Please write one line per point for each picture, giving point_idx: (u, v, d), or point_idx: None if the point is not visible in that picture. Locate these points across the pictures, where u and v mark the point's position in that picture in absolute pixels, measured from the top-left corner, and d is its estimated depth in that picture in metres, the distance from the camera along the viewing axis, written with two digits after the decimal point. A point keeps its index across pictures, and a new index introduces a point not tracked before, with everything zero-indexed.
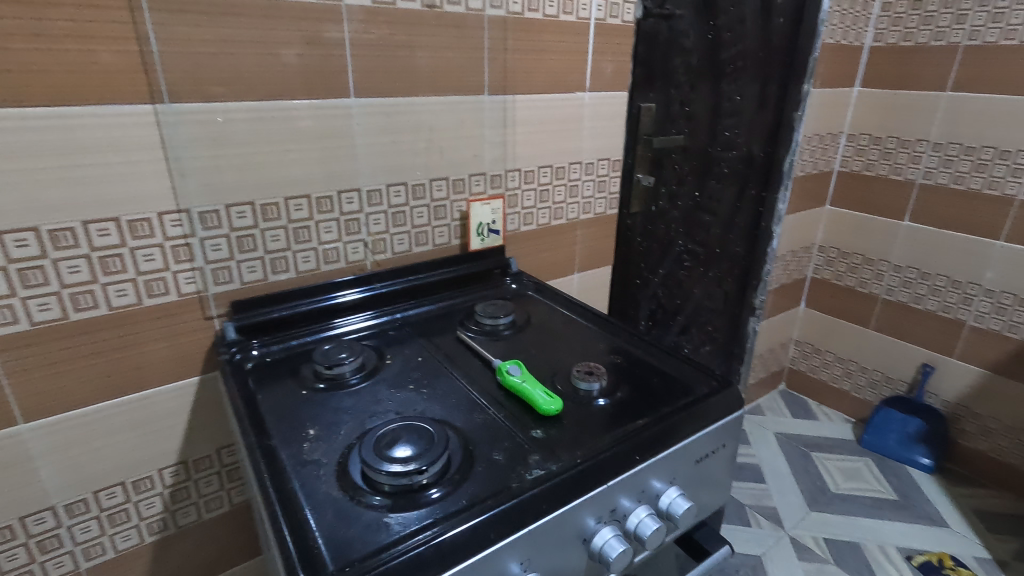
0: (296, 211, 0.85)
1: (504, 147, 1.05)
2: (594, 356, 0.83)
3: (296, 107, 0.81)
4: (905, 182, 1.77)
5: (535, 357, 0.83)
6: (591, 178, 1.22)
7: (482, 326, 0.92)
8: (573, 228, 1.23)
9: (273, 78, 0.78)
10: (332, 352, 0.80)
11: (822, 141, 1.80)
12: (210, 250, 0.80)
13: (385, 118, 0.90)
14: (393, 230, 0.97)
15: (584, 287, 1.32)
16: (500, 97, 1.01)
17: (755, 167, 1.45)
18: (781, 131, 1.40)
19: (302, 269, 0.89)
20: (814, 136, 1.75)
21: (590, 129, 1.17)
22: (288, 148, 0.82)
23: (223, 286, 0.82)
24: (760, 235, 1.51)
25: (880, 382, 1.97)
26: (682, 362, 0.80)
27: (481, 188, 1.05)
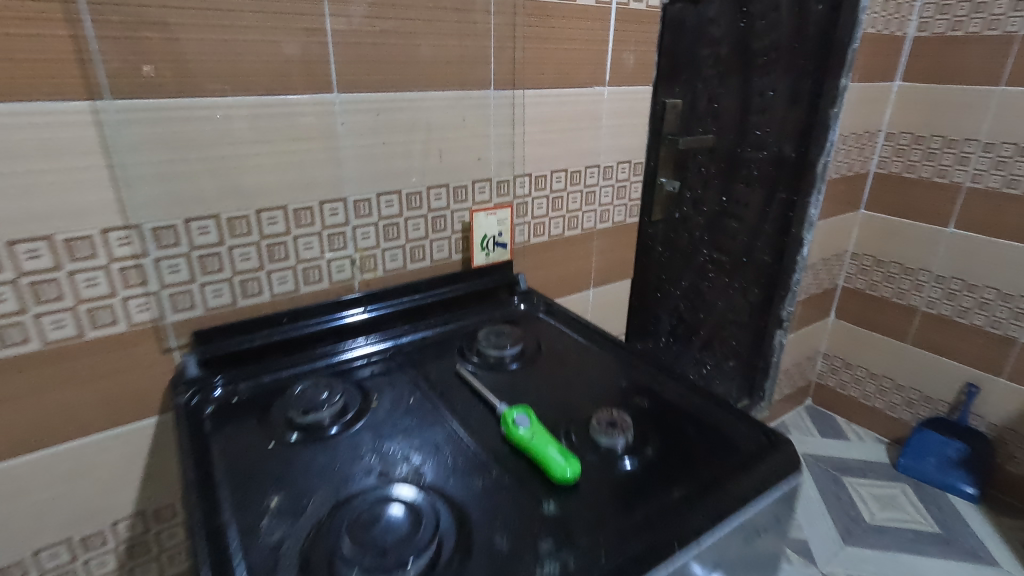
0: (270, 225, 0.73)
1: (512, 150, 0.92)
2: (616, 400, 0.70)
3: (269, 103, 0.68)
4: (951, 185, 1.62)
5: (546, 398, 0.71)
6: (609, 183, 1.08)
7: (486, 357, 0.80)
8: (589, 239, 1.10)
9: (240, 69, 0.65)
10: (309, 393, 0.68)
11: (858, 140, 1.66)
12: (165, 272, 0.68)
13: (374, 117, 0.77)
14: (384, 245, 0.84)
15: (600, 304, 1.19)
16: (508, 91, 0.88)
17: (786, 167, 1.33)
18: (814, 128, 1.28)
19: (278, 291, 0.77)
20: (850, 135, 1.61)
21: (609, 129, 1.03)
22: (259, 151, 0.70)
23: (184, 313, 0.71)
24: (790, 242, 1.41)
25: (917, 401, 1.83)
26: (722, 408, 0.67)
27: (486, 196, 0.92)
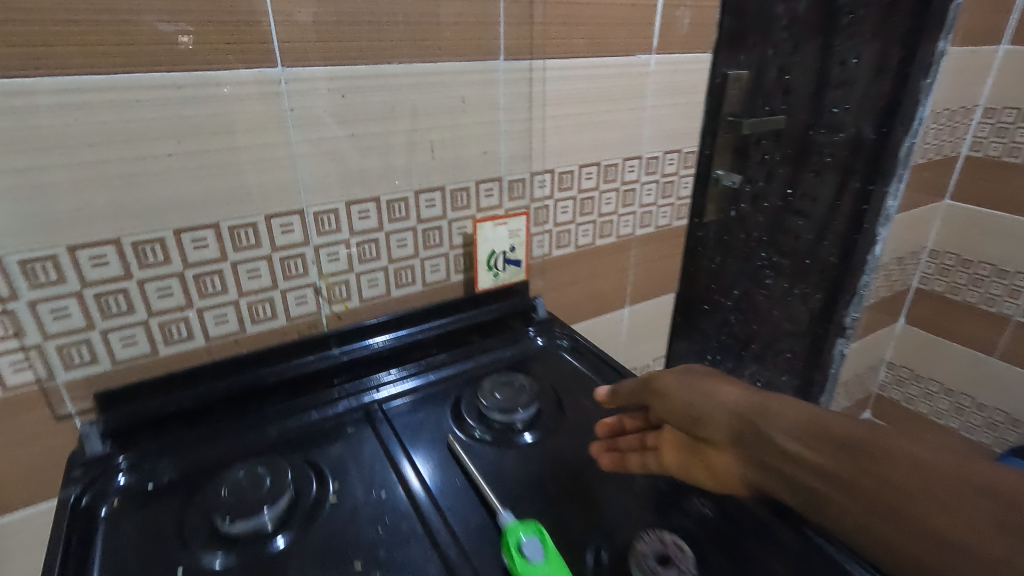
0: (196, 250, 0.54)
1: (529, 140, 0.70)
2: (664, 506, 0.50)
3: (179, 84, 0.49)
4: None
5: (568, 498, 0.51)
6: (653, 179, 0.86)
7: (491, 423, 0.60)
8: (626, 247, 0.88)
9: (139, 35, 0.46)
10: (244, 484, 0.50)
11: (951, 118, 1.37)
12: (48, 318, 0.50)
13: (337, 100, 0.56)
14: (360, 269, 0.64)
15: (636, 324, 0.98)
16: (524, 62, 0.65)
17: (863, 153, 1.03)
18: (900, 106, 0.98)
19: (215, 333, 0.58)
20: (943, 111, 1.33)
21: (655, 110, 0.80)
22: (170, 151, 0.50)
23: (82, 369, 0.53)
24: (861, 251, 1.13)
25: (1002, 424, 1.58)
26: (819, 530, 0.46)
27: (495, 201, 0.71)
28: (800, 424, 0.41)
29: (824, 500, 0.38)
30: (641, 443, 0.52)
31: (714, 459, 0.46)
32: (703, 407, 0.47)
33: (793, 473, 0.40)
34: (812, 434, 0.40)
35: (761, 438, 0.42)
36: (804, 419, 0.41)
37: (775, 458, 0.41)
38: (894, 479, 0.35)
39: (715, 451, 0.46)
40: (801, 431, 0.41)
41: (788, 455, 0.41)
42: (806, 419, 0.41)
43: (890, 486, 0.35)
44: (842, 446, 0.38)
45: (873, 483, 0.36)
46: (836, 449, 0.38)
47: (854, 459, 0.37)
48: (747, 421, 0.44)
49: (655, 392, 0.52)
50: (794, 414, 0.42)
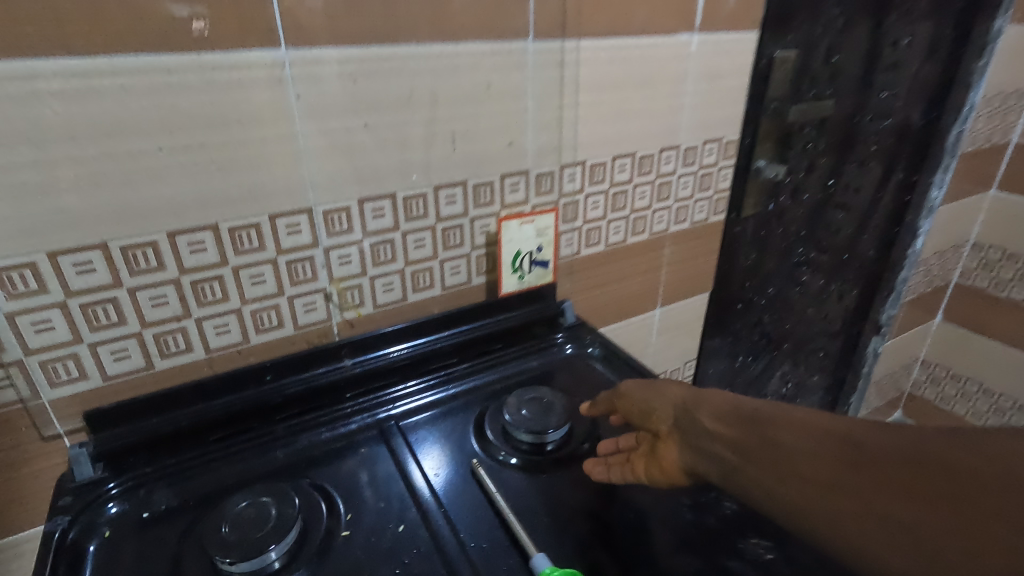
0: (192, 254, 0.49)
1: (559, 130, 0.63)
2: (717, 548, 0.45)
3: (170, 69, 0.43)
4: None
5: (608, 538, 0.45)
6: (690, 171, 0.79)
7: (517, 444, 0.55)
8: (659, 245, 0.82)
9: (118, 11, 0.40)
10: (247, 518, 0.45)
11: (1004, 102, 1.27)
12: (29, 331, 0.45)
13: (348, 86, 0.50)
14: (373, 272, 0.59)
15: (667, 326, 0.92)
16: (555, 42, 0.58)
17: (908, 140, 1.04)
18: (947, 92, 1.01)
19: (216, 345, 0.53)
20: (997, 95, 1.22)
21: (695, 95, 0.73)
22: (161, 145, 0.44)
23: (69, 385, 0.48)
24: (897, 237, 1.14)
25: None
26: None
27: (522, 196, 0.64)
28: (716, 409, 0.47)
29: (734, 469, 0.43)
30: (626, 458, 0.50)
31: (665, 452, 0.48)
32: (649, 401, 0.52)
33: (712, 449, 0.45)
34: (731, 416, 0.46)
35: (689, 422, 0.48)
36: (722, 403, 0.48)
37: (700, 439, 0.47)
38: (785, 444, 0.41)
39: (664, 443, 0.49)
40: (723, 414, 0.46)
41: (710, 433, 0.46)
42: (723, 404, 0.47)
43: (782, 451, 0.41)
44: (748, 421, 0.44)
45: (769, 447, 0.42)
46: (743, 424, 0.44)
47: (755, 429, 0.43)
48: (684, 412, 0.49)
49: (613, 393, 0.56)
50: (714, 401, 0.48)
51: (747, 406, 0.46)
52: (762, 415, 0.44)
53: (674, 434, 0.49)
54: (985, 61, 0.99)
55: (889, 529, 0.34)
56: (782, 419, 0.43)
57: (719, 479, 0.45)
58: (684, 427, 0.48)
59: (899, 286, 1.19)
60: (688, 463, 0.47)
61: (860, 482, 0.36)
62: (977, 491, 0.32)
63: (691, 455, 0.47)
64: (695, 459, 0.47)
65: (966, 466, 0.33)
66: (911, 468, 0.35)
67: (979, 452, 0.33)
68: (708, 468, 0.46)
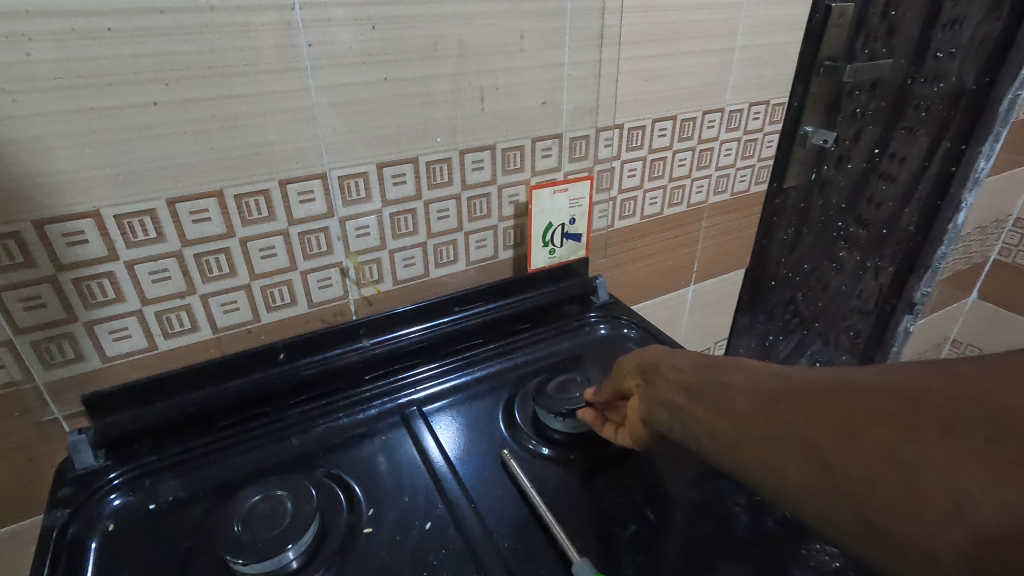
0: (196, 224, 0.44)
1: (598, 88, 0.57)
2: (777, 556, 0.40)
3: (163, 10, 0.37)
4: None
5: (656, 542, 0.41)
6: (734, 137, 0.72)
7: (548, 432, 0.51)
8: (697, 217, 0.76)
9: None
10: (262, 513, 0.41)
11: None
12: (18, 309, 0.40)
13: (368, 34, 0.44)
14: (393, 245, 0.54)
15: (700, 304, 0.87)
16: None
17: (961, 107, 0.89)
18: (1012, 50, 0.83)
19: (225, 323, 0.49)
20: None
21: (745, 51, 0.66)
22: (156, 100, 0.39)
23: (65, 368, 0.44)
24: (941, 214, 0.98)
25: None
26: None
27: (554, 163, 0.59)
28: (678, 360, 0.46)
29: (683, 413, 0.42)
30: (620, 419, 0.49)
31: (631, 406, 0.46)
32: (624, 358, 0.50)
33: (666, 395, 0.44)
34: (692, 367, 0.44)
35: (652, 374, 0.46)
36: (687, 356, 0.46)
37: (658, 387, 0.45)
38: (735, 389, 0.40)
39: (632, 399, 0.47)
40: (685, 364, 0.45)
41: (667, 384, 0.44)
42: (689, 357, 0.45)
43: (729, 395, 0.39)
44: (707, 370, 0.43)
45: (716, 391, 0.40)
46: (699, 370, 0.43)
47: (709, 374, 0.42)
48: (650, 364, 0.47)
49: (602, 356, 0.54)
50: (679, 355, 0.46)
51: (710, 358, 0.44)
52: (720, 364, 0.43)
53: (642, 388, 0.46)
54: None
55: (809, 457, 0.33)
56: (737, 368, 0.41)
57: (670, 421, 0.43)
58: (650, 381, 0.46)
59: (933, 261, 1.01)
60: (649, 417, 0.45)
61: (791, 414, 0.35)
62: (890, 417, 0.31)
63: (650, 408, 0.45)
64: (653, 410, 0.44)
65: (892, 395, 0.32)
66: (848, 403, 0.33)
67: (905, 382, 0.32)
68: (660, 417, 0.44)
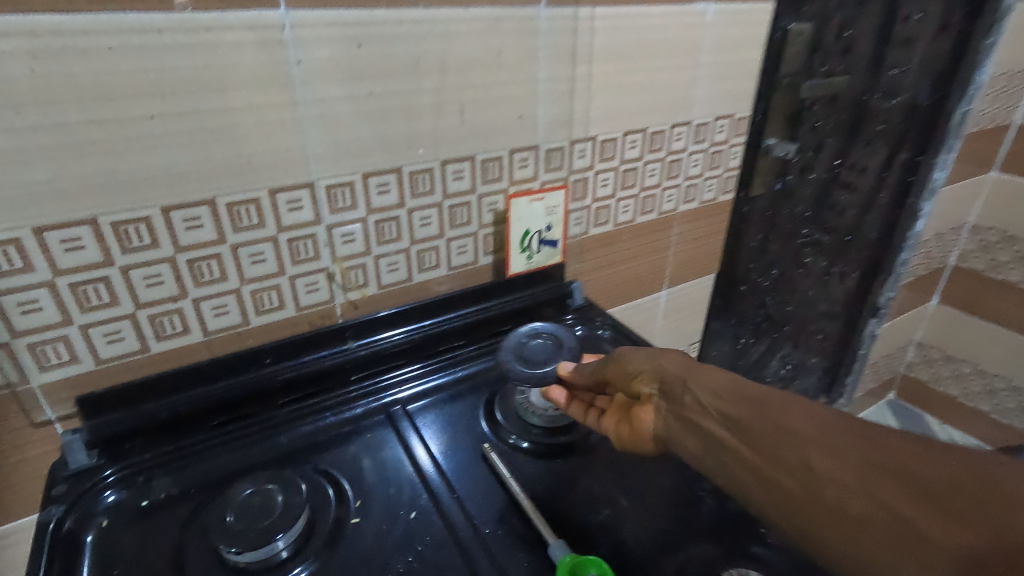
0: (188, 230, 0.46)
1: (571, 102, 0.61)
2: (740, 535, 0.43)
3: (160, 29, 0.40)
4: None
5: (627, 524, 0.44)
6: (701, 149, 0.76)
7: (527, 427, 0.53)
8: (668, 224, 0.80)
9: None
10: (254, 506, 0.43)
11: None
12: (16, 313, 0.42)
13: (353, 51, 0.47)
14: (378, 251, 0.56)
15: (672, 308, 0.91)
16: (568, 8, 0.55)
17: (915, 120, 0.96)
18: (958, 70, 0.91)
19: (215, 326, 0.51)
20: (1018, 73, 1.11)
21: (710, 68, 0.70)
22: (153, 113, 0.41)
23: (60, 369, 0.45)
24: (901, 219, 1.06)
25: None
26: None
27: (531, 173, 0.62)
28: (715, 380, 0.41)
29: (719, 446, 0.38)
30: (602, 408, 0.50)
31: (642, 418, 0.45)
32: (639, 358, 0.46)
33: (702, 423, 0.40)
34: (730, 390, 0.40)
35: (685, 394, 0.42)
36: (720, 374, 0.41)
37: (694, 413, 0.40)
38: (785, 427, 0.35)
39: (642, 408, 0.45)
40: (721, 385, 0.40)
41: (698, 405, 0.40)
42: (725, 378, 0.41)
43: (778, 433, 0.35)
44: (750, 399, 0.38)
45: (763, 426, 0.36)
46: (748, 401, 0.38)
47: (766, 409, 0.37)
48: (675, 375, 0.43)
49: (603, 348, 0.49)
50: (711, 371, 0.42)
51: (752, 384, 0.40)
52: (770, 396, 0.38)
53: (664, 405, 0.43)
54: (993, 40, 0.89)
55: (906, 543, 0.29)
56: (787, 402, 0.37)
57: (702, 453, 0.40)
58: (673, 395, 0.42)
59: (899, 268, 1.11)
60: (664, 438, 0.43)
61: (884, 485, 0.30)
62: (969, 512, 0.28)
63: (667, 427, 0.43)
64: (673, 431, 0.42)
65: (989, 495, 0.28)
66: (924, 483, 0.30)
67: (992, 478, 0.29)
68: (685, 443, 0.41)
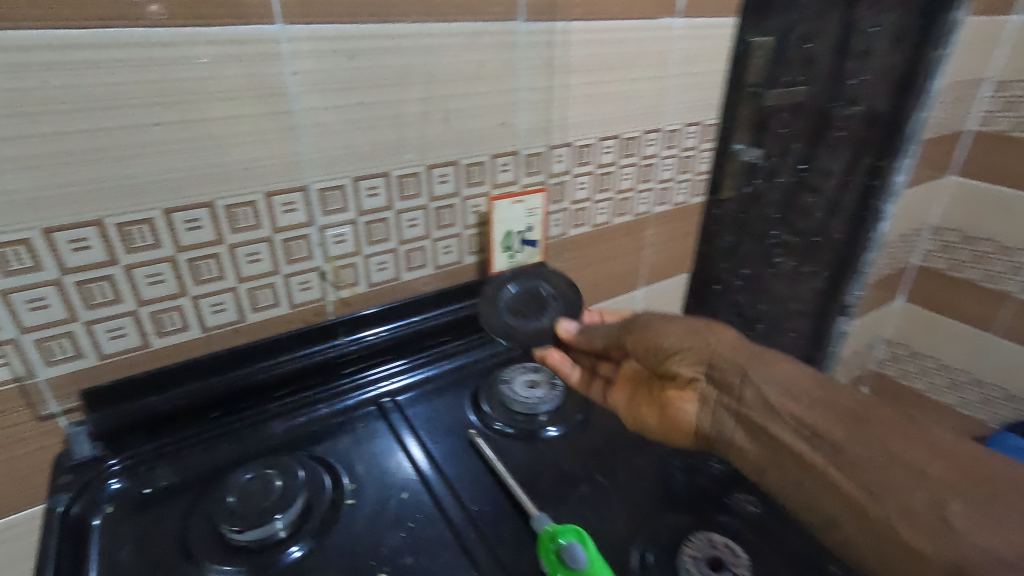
0: (189, 231, 0.49)
1: (548, 110, 0.65)
2: (707, 506, 0.47)
3: (164, 43, 0.42)
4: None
5: (603, 498, 0.48)
6: (673, 154, 0.81)
7: (511, 415, 0.57)
8: (642, 226, 0.84)
9: None
10: (256, 489, 0.46)
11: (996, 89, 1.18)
12: (25, 310, 0.44)
13: (344, 63, 0.50)
14: (368, 251, 0.59)
15: (648, 306, 0.95)
16: (544, 23, 0.59)
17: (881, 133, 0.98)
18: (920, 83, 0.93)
19: (213, 323, 0.53)
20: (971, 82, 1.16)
21: (678, 78, 0.75)
22: (156, 120, 0.44)
23: (65, 365, 0.47)
24: None
25: (997, 401, 1.37)
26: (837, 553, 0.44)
27: (511, 177, 0.66)
28: (815, 395, 0.41)
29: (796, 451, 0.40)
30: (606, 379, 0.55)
31: (682, 403, 0.48)
32: (682, 337, 0.48)
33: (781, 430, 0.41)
34: (815, 400, 0.41)
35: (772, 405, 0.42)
36: (813, 386, 0.42)
37: (765, 417, 0.42)
38: (874, 444, 0.37)
39: (683, 393, 0.48)
40: (805, 394, 0.42)
41: (773, 410, 0.42)
42: (808, 384, 0.42)
43: (865, 449, 0.37)
44: (835, 411, 0.40)
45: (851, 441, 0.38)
46: (848, 421, 0.39)
47: (881, 441, 0.37)
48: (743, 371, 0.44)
49: (635, 323, 0.50)
50: (807, 382, 0.42)
51: (836, 394, 0.41)
52: (869, 415, 0.39)
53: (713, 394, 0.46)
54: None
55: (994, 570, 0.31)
56: (876, 419, 0.39)
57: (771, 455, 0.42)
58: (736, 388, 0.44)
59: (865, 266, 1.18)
60: (706, 426, 0.46)
61: (997, 526, 0.32)
62: None
63: (714, 417, 0.46)
64: (722, 420, 0.45)
65: None
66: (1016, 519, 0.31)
67: None
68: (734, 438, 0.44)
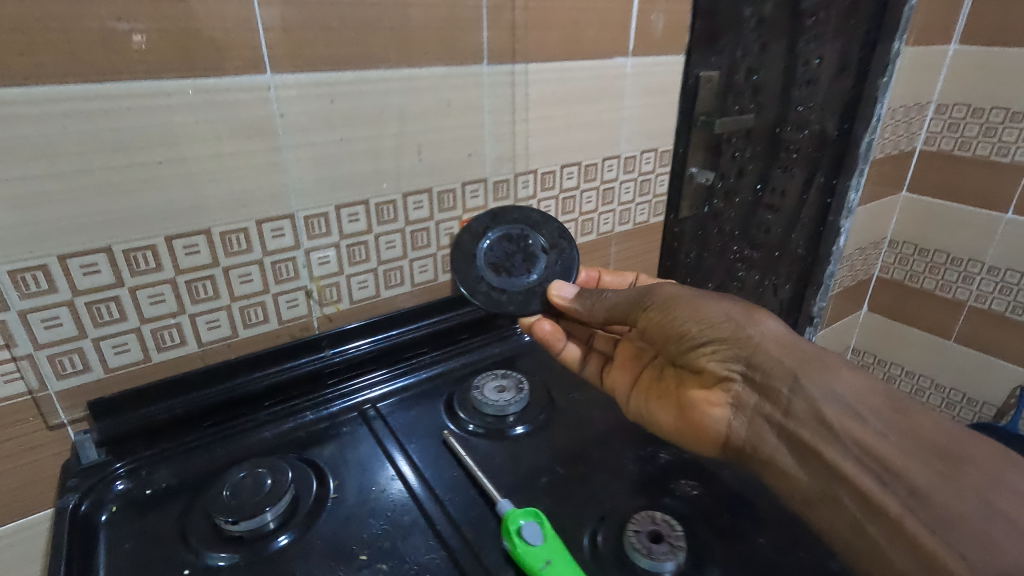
0: (187, 256, 0.54)
1: (512, 142, 0.72)
2: (655, 491, 0.53)
3: (168, 92, 0.49)
4: (988, 162, 1.23)
5: (562, 486, 0.53)
6: (631, 178, 0.88)
7: (483, 416, 0.62)
8: (606, 243, 0.91)
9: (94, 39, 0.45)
10: (248, 485, 0.51)
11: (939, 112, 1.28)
12: (40, 328, 0.50)
13: (326, 105, 0.57)
14: (350, 271, 0.65)
15: None
16: (506, 66, 0.67)
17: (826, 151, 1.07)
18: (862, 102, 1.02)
19: (208, 339, 0.59)
20: (916, 106, 1.24)
21: (631, 110, 0.82)
22: (160, 159, 0.50)
23: (74, 377, 0.52)
24: (826, 233, 1.15)
25: (957, 403, 1.44)
26: (761, 530, 0.50)
27: (481, 201, 0.72)
28: (885, 416, 0.44)
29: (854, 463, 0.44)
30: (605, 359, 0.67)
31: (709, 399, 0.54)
32: (716, 333, 0.53)
33: (836, 444, 0.45)
34: (879, 420, 0.44)
35: (832, 423, 0.45)
36: (886, 406, 0.45)
37: (823, 433, 0.46)
38: (929, 465, 0.41)
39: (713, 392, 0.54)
40: (875, 412, 0.44)
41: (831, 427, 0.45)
42: (875, 403, 0.45)
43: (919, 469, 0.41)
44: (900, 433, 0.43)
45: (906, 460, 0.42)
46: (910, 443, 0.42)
47: (945, 467, 0.40)
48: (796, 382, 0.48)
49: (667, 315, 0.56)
50: (880, 404, 0.45)
51: (904, 416, 0.44)
52: (937, 437, 0.42)
53: (747, 396, 0.52)
54: (888, 79, 1.00)
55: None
56: (941, 442, 0.41)
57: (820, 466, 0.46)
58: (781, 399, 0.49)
59: (827, 280, 1.21)
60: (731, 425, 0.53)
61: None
62: None
63: (742, 419, 0.52)
64: (755, 422, 0.51)
65: None
66: None
67: None
68: (764, 437, 0.50)
